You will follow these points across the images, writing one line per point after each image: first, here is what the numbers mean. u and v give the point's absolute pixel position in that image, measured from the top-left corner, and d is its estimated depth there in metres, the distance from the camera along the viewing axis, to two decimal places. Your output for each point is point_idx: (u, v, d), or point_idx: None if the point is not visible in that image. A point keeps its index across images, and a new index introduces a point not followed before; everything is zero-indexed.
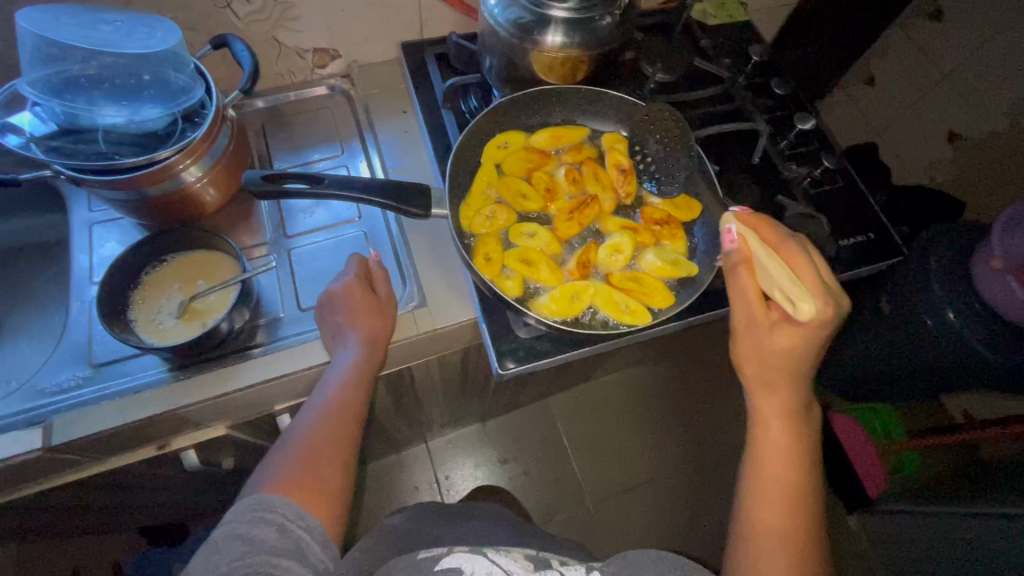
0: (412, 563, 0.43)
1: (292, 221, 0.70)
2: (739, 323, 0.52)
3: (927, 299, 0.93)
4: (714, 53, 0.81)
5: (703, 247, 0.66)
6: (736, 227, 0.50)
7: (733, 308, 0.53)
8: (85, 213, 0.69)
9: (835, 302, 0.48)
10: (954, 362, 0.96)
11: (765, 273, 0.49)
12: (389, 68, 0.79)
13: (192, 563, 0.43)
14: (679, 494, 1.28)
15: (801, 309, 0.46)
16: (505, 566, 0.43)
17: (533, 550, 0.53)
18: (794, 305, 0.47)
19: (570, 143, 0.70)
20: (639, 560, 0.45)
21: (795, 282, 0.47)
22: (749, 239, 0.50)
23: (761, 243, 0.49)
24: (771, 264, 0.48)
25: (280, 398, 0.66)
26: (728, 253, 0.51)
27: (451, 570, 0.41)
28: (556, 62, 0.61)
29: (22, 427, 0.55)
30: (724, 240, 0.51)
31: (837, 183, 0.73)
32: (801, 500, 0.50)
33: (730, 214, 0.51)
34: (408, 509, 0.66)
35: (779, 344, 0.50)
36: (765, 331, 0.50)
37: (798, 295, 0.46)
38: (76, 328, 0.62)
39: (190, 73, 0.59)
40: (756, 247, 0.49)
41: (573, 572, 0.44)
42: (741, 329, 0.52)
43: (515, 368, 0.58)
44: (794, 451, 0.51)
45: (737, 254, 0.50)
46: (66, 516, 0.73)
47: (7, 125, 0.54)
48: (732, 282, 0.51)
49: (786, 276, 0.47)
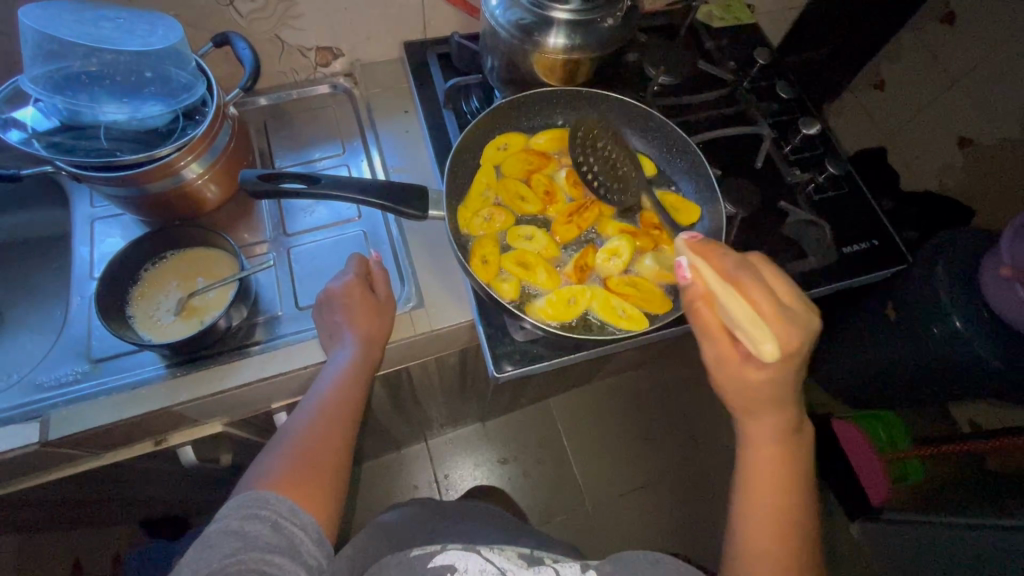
0: (404, 561, 0.42)
1: (293, 220, 0.70)
2: (708, 357, 0.50)
3: (934, 307, 0.92)
4: (719, 55, 0.80)
5: None
6: (688, 260, 0.47)
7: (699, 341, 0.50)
8: (87, 209, 0.69)
9: (801, 331, 0.45)
10: (960, 371, 0.94)
11: (724, 311, 0.46)
12: (392, 67, 0.78)
13: (184, 560, 0.43)
14: (679, 498, 1.27)
15: (767, 352, 0.44)
16: (498, 563, 0.42)
17: (529, 549, 0.53)
18: (759, 347, 0.44)
19: (571, 145, 0.69)
20: (632, 561, 0.45)
21: (755, 319, 0.44)
22: (704, 274, 0.46)
23: (717, 278, 0.45)
24: (728, 303, 0.45)
25: (277, 396, 0.66)
26: (684, 287, 0.48)
27: (443, 568, 0.41)
28: (557, 64, 0.61)
29: (20, 420, 0.56)
30: (678, 275, 0.48)
31: (841, 189, 0.72)
32: (793, 525, 0.49)
33: (679, 244, 0.48)
34: (403, 508, 0.66)
35: (751, 377, 0.48)
36: (734, 365, 0.48)
37: (760, 336, 0.44)
38: (75, 323, 0.62)
39: (192, 71, 0.59)
40: (713, 283, 0.46)
41: (567, 568, 0.44)
42: (711, 365, 0.50)
43: (511, 372, 0.58)
44: (786, 474, 0.50)
45: (695, 290, 0.47)
46: (66, 508, 0.74)
47: (10, 120, 0.54)
48: (693, 317, 0.49)
49: (746, 316, 0.44)
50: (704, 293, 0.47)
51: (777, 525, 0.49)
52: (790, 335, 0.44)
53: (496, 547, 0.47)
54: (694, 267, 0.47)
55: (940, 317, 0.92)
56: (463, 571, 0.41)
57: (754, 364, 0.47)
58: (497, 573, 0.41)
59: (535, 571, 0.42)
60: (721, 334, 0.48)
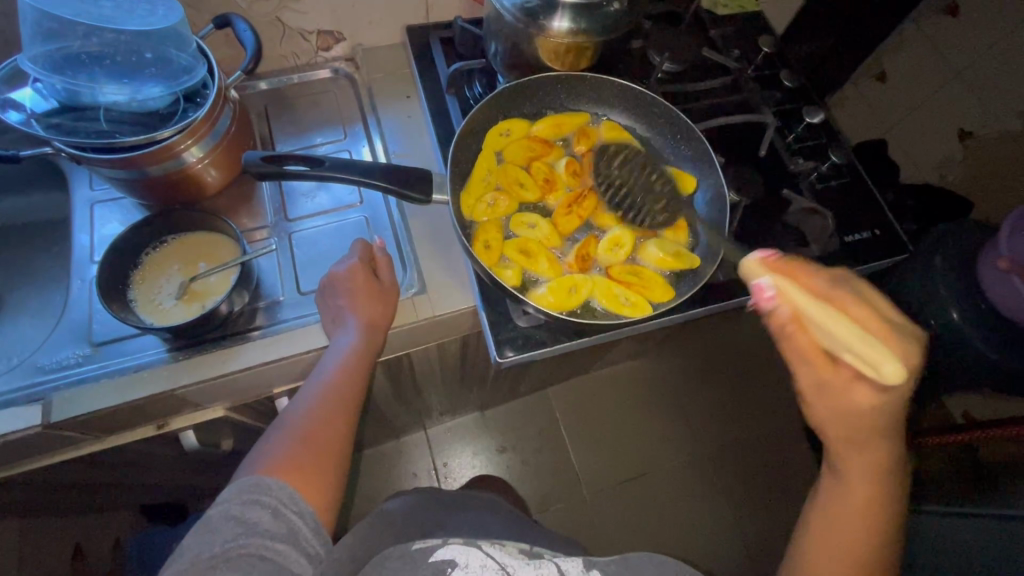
0: (407, 554, 0.43)
1: (294, 205, 0.70)
2: (808, 385, 0.51)
3: (933, 299, 0.92)
4: (724, 43, 0.80)
5: (706, 235, 0.66)
6: (770, 281, 0.46)
7: (795, 367, 0.50)
8: (87, 192, 0.69)
9: (908, 343, 0.46)
10: (955, 364, 0.95)
11: (822, 330, 0.45)
12: (393, 51, 0.78)
13: (186, 545, 0.43)
14: (676, 488, 1.28)
15: (891, 373, 0.43)
16: (499, 559, 0.44)
17: (526, 542, 0.55)
18: (876, 368, 0.44)
19: (574, 130, 0.69)
20: (641, 561, 0.46)
21: (867, 338, 0.44)
22: (791, 294, 0.46)
23: (806, 296, 0.46)
24: (828, 323, 0.45)
25: (278, 380, 0.66)
26: (769, 311, 0.47)
27: (444, 562, 0.43)
28: (562, 48, 0.60)
29: (22, 402, 0.56)
30: (758, 297, 0.47)
31: (844, 178, 0.72)
32: (860, 533, 0.53)
33: (754, 264, 0.47)
34: (416, 498, 0.65)
35: (862, 401, 0.49)
36: (841, 388, 0.49)
37: (874, 354, 0.44)
38: (77, 307, 0.62)
39: (192, 53, 0.58)
40: (804, 303, 0.46)
41: (568, 564, 0.45)
42: (815, 395, 0.51)
43: (513, 357, 0.58)
44: (864, 495, 0.53)
45: (783, 313, 0.46)
46: (67, 491, 0.74)
47: (8, 101, 0.54)
48: (787, 341, 0.48)
49: (856, 335, 0.44)
50: (793, 315, 0.47)
51: (847, 544, 0.53)
52: (903, 349, 0.45)
53: (497, 543, 0.48)
54: (776, 288, 0.46)
55: (937, 311, 0.92)
56: (465, 566, 0.42)
57: (865, 388, 0.48)
58: (497, 568, 0.43)
59: (536, 566, 0.44)
60: (818, 356, 0.48)
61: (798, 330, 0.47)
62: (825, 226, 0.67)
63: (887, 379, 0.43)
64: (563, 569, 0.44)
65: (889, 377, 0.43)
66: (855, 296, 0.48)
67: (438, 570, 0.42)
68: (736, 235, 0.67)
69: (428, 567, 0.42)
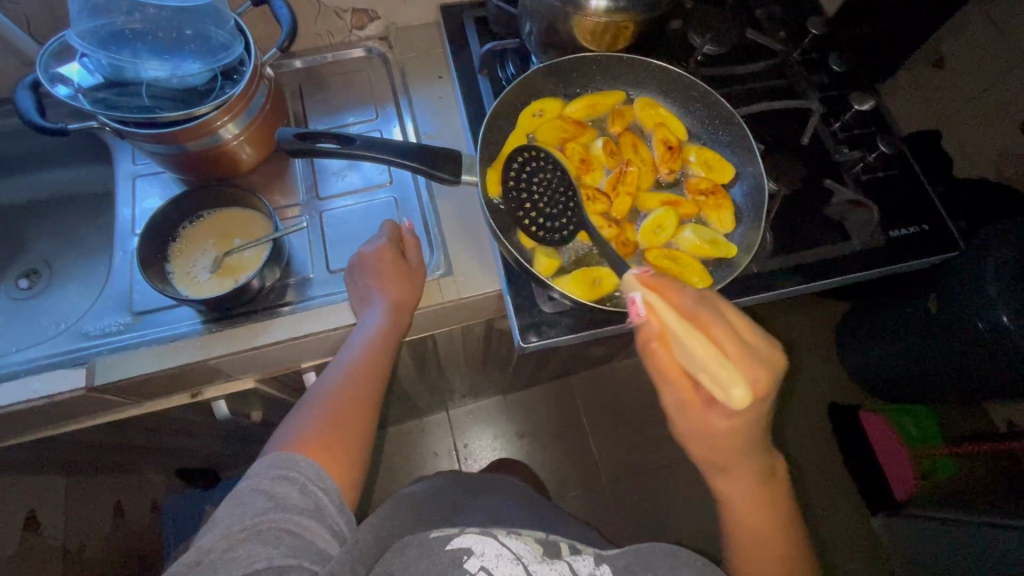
0: (425, 540, 0.43)
1: (326, 183, 0.70)
2: (671, 404, 0.49)
3: (980, 301, 0.85)
4: (769, 26, 0.77)
5: (751, 212, 0.64)
6: (642, 295, 0.43)
7: (661, 387, 0.48)
8: (129, 166, 0.71)
9: (766, 369, 0.43)
10: (1003, 372, 0.89)
11: (684, 352, 0.43)
12: (428, 30, 0.77)
13: (218, 514, 0.45)
14: (694, 481, 1.27)
15: (739, 400, 0.41)
16: (515, 549, 0.43)
17: (544, 532, 0.54)
18: (727, 393, 0.41)
19: (607, 111, 0.67)
20: (652, 554, 0.45)
21: (722, 359, 0.41)
22: (660, 311, 0.43)
23: (675, 315, 0.42)
24: (689, 340, 0.42)
25: (307, 355, 0.67)
26: (639, 325, 0.45)
27: (460, 550, 0.42)
28: (600, 28, 0.58)
29: (68, 365, 0.59)
30: (629, 311, 0.44)
31: (892, 170, 0.69)
32: None
33: (632, 276, 0.44)
34: (433, 482, 0.65)
35: (717, 425, 0.47)
36: (699, 412, 0.47)
37: (729, 381, 0.41)
38: (119, 277, 0.64)
39: (230, 30, 0.59)
40: (669, 320, 0.42)
41: (580, 560, 0.45)
42: (676, 415, 0.49)
43: (536, 343, 0.59)
44: None
45: (652, 329, 0.44)
46: (109, 451, 0.78)
47: (57, 75, 0.56)
48: (653, 358, 0.46)
49: (714, 357, 0.41)
50: (658, 332, 0.44)
51: None
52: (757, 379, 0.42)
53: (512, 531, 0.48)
54: (647, 302, 0.44)
55: (984, 313, 0.86)
56: (480, 555, 0.41)
57: (719, 415, 0.46)
58: (513, 558, 0.42)
59: (550, 562, 0.43)
60: (682, 377, 0.46)
61: (664, 349, 0.45)
62: (869, 220, 0.64)
63: (735, 402, 0.41)
64: (575, 567, 0.44)
65: (739, 401, 0.41)
66: (720, 316, 0.44)
67: (454, 558, 0.41)
68: (774, 227, 0.65)
69: (445, 554, 0.42)
